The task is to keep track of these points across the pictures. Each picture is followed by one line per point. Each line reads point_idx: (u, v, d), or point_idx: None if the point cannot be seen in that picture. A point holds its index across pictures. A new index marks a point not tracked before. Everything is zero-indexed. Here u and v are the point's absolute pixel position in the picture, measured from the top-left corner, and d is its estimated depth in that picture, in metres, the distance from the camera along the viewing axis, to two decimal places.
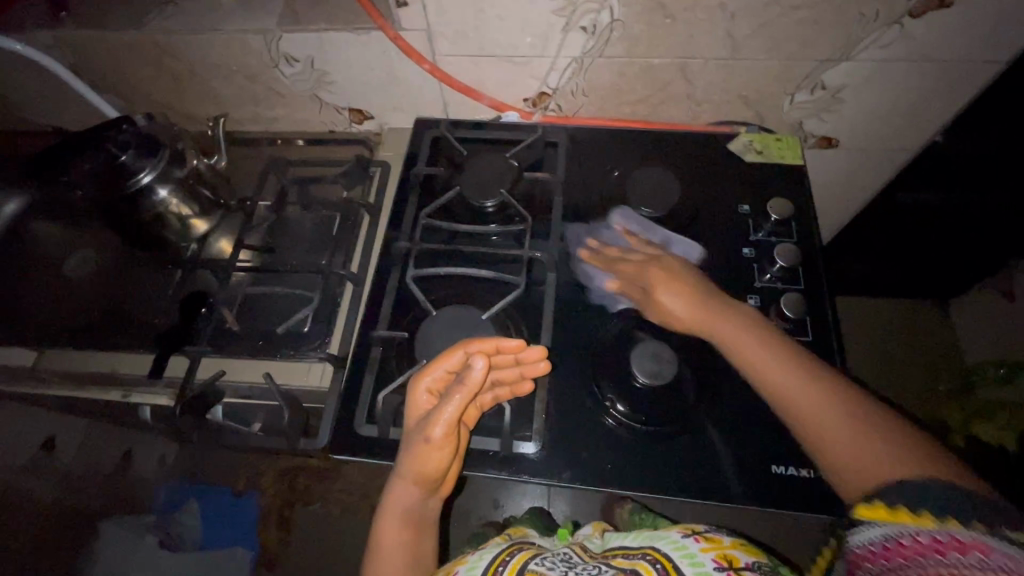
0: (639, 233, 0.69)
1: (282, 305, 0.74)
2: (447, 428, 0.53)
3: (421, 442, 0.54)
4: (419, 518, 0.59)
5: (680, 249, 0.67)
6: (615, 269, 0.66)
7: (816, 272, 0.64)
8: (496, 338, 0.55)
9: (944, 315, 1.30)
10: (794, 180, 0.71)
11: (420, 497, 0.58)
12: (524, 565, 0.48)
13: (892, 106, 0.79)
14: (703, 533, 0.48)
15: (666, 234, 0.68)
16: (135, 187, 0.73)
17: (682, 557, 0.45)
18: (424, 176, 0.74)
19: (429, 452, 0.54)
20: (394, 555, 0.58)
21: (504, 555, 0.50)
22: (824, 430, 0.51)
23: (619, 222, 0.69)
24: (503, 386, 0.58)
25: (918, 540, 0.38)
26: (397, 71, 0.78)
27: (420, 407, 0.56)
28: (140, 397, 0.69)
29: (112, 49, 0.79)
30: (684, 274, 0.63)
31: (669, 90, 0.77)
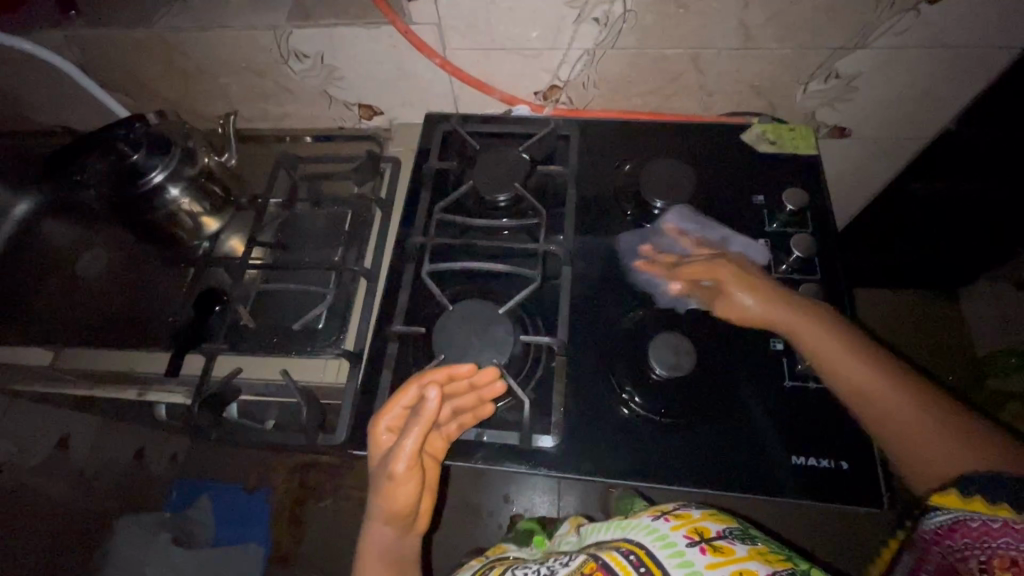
0: (696, 233, 0.67)
1: (296, 301, 0.74)
2: (411, 460, 0.53)
3: (386, 480, 0.54)
4: (399, 559, 0.58)
5: (739, 247, 0.66)
6: (681, 273, 0.64)
7: (833, 262, 0.64)
8: (447, 366, 0.55)
9: (955, 305, 1.29)
10: (809, 171, 0.71)
11: (397, 536, 0.58)
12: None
13: (907, 94, 0.78)
14: (673, 512, 0.48)
15: (724, 232, 0.66)
16: (147, 187, 0.73)
17: (653, 541, 0.43)
18: (437, 171, 0.74)
19: (398, 487, 0.54)
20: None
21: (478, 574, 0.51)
22: (908, 429, 0.54)
23: (673, 221, 0.67)
24: (465, 413, 0.58)
25: (985, 525, 0.44)
26: (406, 66, 0.78)
27: (383, 446, 0.56)
28: (156, 396, 0.70)
29: (122, 48, 0.79)
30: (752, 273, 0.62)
31: (682, 81, 0.76)
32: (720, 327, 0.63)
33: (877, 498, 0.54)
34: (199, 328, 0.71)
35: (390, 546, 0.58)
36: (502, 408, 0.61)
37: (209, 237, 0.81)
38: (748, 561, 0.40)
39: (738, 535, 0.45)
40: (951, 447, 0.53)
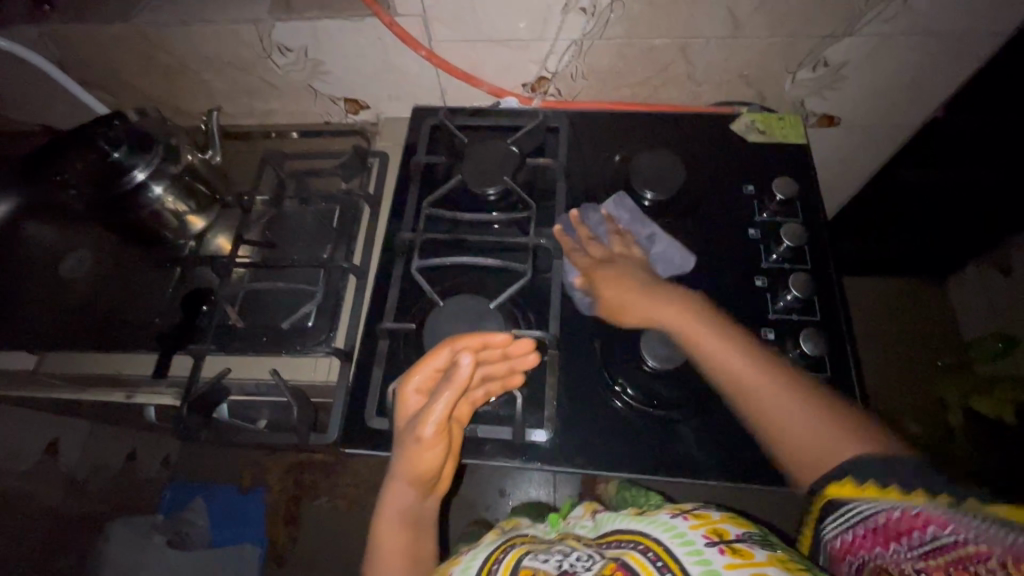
0: (628, 226, 0.67)
1: (284, 300, 0.73)
2: (439, 425, 0.53)
3: (413, 443, 0.54)
4: (416, 519, 0.59)
5: (666, 245, 0.66)
6: (579, 262, 0.64)
7: (823, 251, 0.64)
8: (482, 334, 0.54)
9: (942, 292, 1.31)
10: (798, 160, 0.70)
11: (416, 498, 0.59)
12: (519, 562, 0.45)
13: (895, 81, 0.78)
14: (692, 511, 0.46)
15: (654, 229, 0.67)
16: (128, 186, 0.72)
17: (672, 538, 0.42)
18: (425, 166, 0.73)
19: (424, 451, 0.54)
20: (393, 555, 0.58)
21: (498, 554, 0.48)
22: (773, 420, 0.53)
23: (610, 207, 0.68)
24: (494, 381, 0.57)
25: (892, 520, 0.43)
26: (392, 59, 0.76)
27: (410, 408, 0.56)
28: (142, 397, 0.69)
29: (99, 44, 0.77)
30: (631, 267, 0.64)
31: (671, 71, 0.76)
32: None
33: None
34: (187, 329, 0.71)
35: (408, 507, 0.59)
36: (495, 403, 0.61)
37: (195, 236, 0.81)
38: (766, 565, 0.38)
39: (757, 538, 0.42)
40: (819, 432, 0.51)
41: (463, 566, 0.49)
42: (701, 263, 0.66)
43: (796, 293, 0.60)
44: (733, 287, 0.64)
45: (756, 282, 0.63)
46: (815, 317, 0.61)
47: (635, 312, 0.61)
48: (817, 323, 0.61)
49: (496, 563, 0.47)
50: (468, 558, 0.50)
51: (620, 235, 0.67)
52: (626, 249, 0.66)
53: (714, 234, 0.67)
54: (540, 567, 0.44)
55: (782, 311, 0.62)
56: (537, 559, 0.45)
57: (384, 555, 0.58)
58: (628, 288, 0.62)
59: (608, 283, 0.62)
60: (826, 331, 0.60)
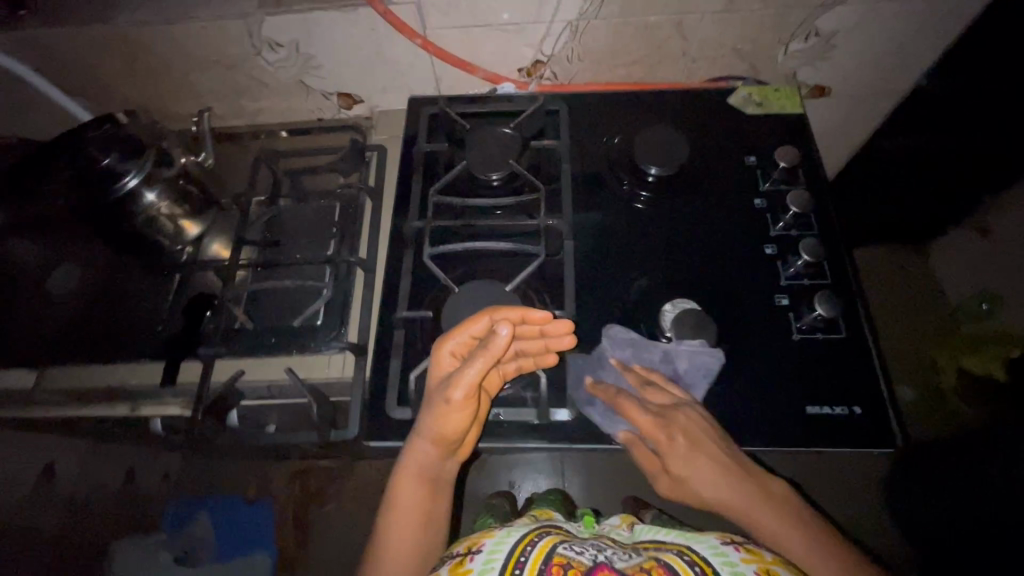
0: (634, 357, 0.60)
1: (292, 299, 0.72)
2: (470, 393, 0.52)
3: (440, 404, 0.53)
4: (433, 484, 0.58)
5: (689, 360, 0.58)
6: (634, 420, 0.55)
7: (828, 216, 0.65)
8: (524, 308, 0.53)
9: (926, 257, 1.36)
10: (797, 128, 0.71)
11: (436, 462, 0.57)
12: (552, 548, 0.49)
13: (880, 50, 0.80)
14: (744, 543, 0.49)
15: (664, 349, 0.59)
16: (121, 192, 0.69)
17: (717, 559, 0.47)
18: (427, 154, 0.72)
19: (452, 413, 0.53)
20: (408, 514, 0.57)
21: (530, 537, 0.51)
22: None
23: (612, 352, 0.61)
24: (526, 357, 0.58)
25: None
26: (386, 50, 0.75)
27: (442, 369, 0.55)
28: (149, 408, 0.68)
29: (81, 48, 0.75)
30: (698, 428, 0.53)
31: (665, 48, 0.76)
32: (725, 288, 0.63)
33: (892, 439, 0.55)
34: (190, 336, 0.69)
35: (425, 469, 0.57)
36: (518, 386, 0.61)
37: (192, 240, 0.79)
38: None
39: None
40: None
41: (496, 542, 0.51)
42: (710, 235, 0.67)
43: (806, 257, 0.61)
44: (743, 257, 0.65)
45: (765, 250, 0.64)
46: (826, 281, 0.62)
47: (695, 492, 0.53)
48: (829, 287, 0.61)
49: (529, 547, 0.50)
50: (503, 533, 0.53)
51: (655, 384, 0.58)
52: (671, 399, 0.57)
53: (720, 206, 0.68)
54: (574, 557, 0.48)
55: (793, 277, 0.62)
56: (571, 549, 0.49)
57: (400, 512, 0.57)
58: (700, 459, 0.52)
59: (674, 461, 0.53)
60: (839, 294, 0.61)
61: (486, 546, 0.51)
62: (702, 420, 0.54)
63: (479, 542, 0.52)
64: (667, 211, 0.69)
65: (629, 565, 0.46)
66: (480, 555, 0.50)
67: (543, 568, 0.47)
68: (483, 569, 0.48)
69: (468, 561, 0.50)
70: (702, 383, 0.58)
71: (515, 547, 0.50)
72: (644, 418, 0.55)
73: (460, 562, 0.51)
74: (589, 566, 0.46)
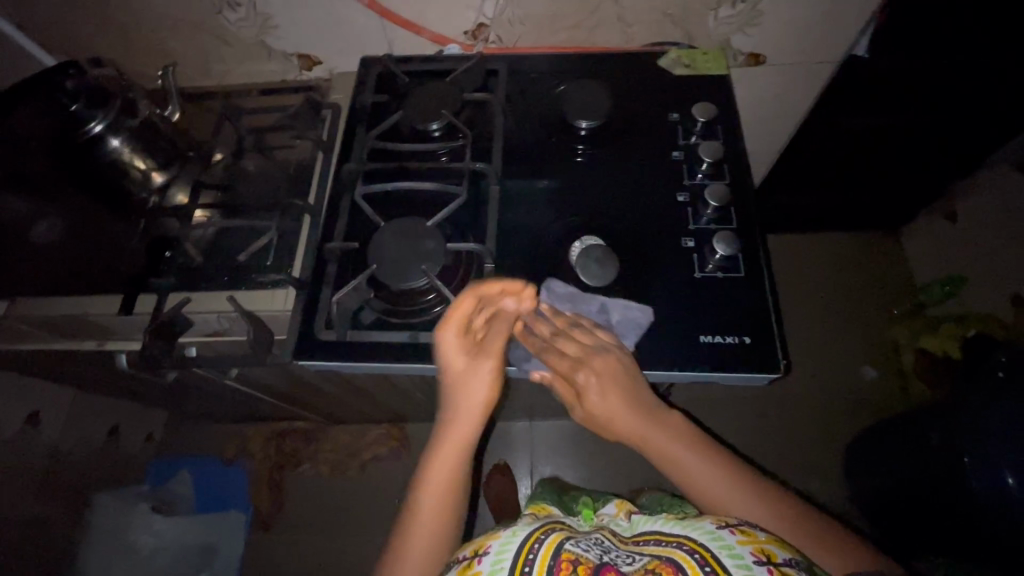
0: (571, 310, 0.64)
1: (244, 239, 0.77)
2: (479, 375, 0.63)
3: (463, 379, 0.63)
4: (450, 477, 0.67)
5: (621, 317, 0.62)
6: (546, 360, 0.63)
7: (740, 167, 0.69)
8: (505, 283, 0.60)
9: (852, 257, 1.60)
10: (719, 87, 0.76)
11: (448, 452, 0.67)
12: (560, 544, 0.50)
13: (807, 16, 0.84)
14: (738, 525, 0.51)
15: (601, 301, 0.63)
16: (87, 137, 0.74)
17: (720, 548, 0.48)
18: (372, 106, 0.78)
19: (479, 384, 0.64)
20: (430, 507, 0.66)
21: (538, 534, 0.52)
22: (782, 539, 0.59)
23: (546, 299, 0.64)
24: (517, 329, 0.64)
25: None
26: (337, 10, 0.81)
27: (451, 356, 0.61)
28: (116, 344, 0.76)
29: (56, 4, 0.81)
30: (614, 368, 0.60)
31: (600, 13, 0.81)
32: (638, 230, 0.68)
33: (776, 364, 0.60)
34: (151, 271, 0.74)
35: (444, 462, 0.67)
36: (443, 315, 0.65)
37: (158, 189, 0.82)
38: None
39: (800, 563, 0.49)
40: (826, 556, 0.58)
41: (502, 542, 0.53)
42: (630, 185, 0.71)
43: (713, 202, 0.65)
44: (658, 203, 0.69)
45: (678, 197, 0.69)
46: (732, 225, 0.66)
47: (594, 417, 0.63)
48: (733, 230, 0.66)
49: (537, 544, 0.51)
50: (508, 534, 0.54)
51: (581, 327, 0.63)
52: (592, 343, 0.62)
53: (642, 158, 0.72)
54: (582, 553, 0.49)
55: (703, 223, 0.67)
56: (578, 545, 0.51)
57: (423, 506, 0.67)
58: (609, 403, 0.61)
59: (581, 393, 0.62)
60: (739, 234, 0.66)
61: (492, 548, 0.52)
62: (620, 364, 0.60)
63: (486, 545, 0.53)
64: (597, 163, 0.73)
65: (637, 569, 0.48)
66: (489, 557, 0.52)
67: (551, 567, 0.48)
68: (492, 570, 0.50)
69: (478, 563, 0.52)
70: (632, 335, 0.62)
71: (520, 548, 0.51)
72: (563, 359, 0.62)
73: (468, 566, 0.53)
74: (596, 563, 0.48)
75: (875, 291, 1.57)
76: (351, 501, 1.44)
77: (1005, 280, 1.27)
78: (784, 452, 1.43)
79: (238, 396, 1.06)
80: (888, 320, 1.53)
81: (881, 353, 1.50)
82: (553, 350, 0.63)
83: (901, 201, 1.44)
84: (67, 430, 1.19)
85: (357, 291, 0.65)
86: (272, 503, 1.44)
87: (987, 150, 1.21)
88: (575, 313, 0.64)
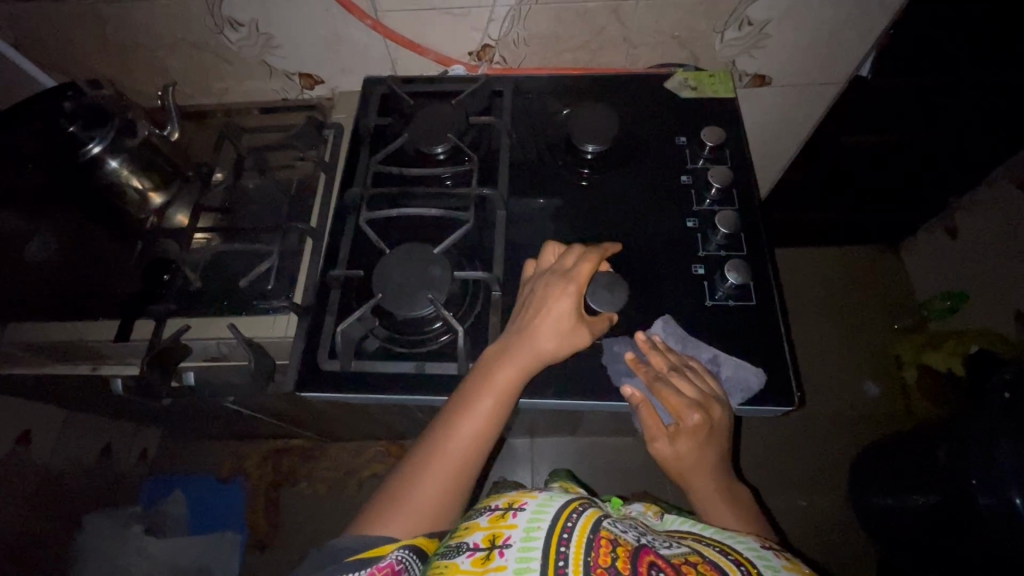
0: (681, 351, 0.61)
1: (243, 262, 0.75)
2: (571, 342, 0.58)
3: (550, 331, 0.57)
4: (481, 442, 0.56)
5: (728, 370, 0.60)
6: (653, 389, 0.57)
7: (749, 192, 0.69)
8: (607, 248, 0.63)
9: (849, 272, 1.62)
10: (726, 110, 0.75)
11: (495, 418, 0.56)
12: (599, 520, 0.46)
13: (812, 37, 0.85)
14: (783, 551, 0.50)
15: (714, 353, 0.61)
16: (84, 158, 0.71)
17: (766, 567, 0.46)
18: (376, 128, 0.78)
19: (559, 343, 0.57)
20: (448, 468, 0.55)
21: (576, 504, 0.48)
22: None
23: (659, 333, 0.62)
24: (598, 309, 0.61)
25: None
26: (341, 30, 0.80)
27: (551, 301, 0.58)
28: (111, 369, 0.72)
29: (53, 22, 0.80)
30: (722, 421, 0.57)
31: (606, 34, 0.80)
32: (646, 257, 0.67)
33: (790, 396, 0.59)
34: (148, 295, 0.72)
35: (481, 422, 0.55)
36: (451, 344, 0.64)
37: (155, 211, 0.81)
38: None
39: None
40: None
41: (540, 501, 0.48)
42: (638, 210, 0.70)
43: (722, 229, 0.64)
44: (665, 228, 0.68)
45: (687, 223, 0.68)
46: (742, 252, 0.66)
47: (685, 455, 0.57)
48: (743, 257, 0.65)
49: (576, 513, 0.47)
50: (546, 495, 0.49)
51: (694, 370, 0.59)
52: (705, 388, 0.58)
53: (649, 182, 0.72)
54: (620, 534, 0.45)
55: (712, 249, 0.66)
56: (616, 525, 0.47)
57: (435, 465, 0.55)
58: (701, 444, 0.57)
59: (683, 432, 0.56)
60: (750, 262, 0.65)
61: (529, 505, 0.48)
62: (724, 417, 0.57)
63: (520, 501, 0.49)
64: (605, 186, 0.73)
65: (675, 556, 0.45)
66: (524, 511, 0.48)
67: (590, 538, 0.44)
68: (524, 531, 0.45)
69: (511, 516, 0.47)
70: (737, 396, 0.59)
71: (560, 512, 0.46)
72: (677, 399, 0.56)
73: (500, 516, 0.48)
74: (635, 546, 0.44)
75: (877, 307, 1.57)
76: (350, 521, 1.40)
77: (1007, 297, 1.27)
78: (787, 469, 1.42)
79: (236, 415, 1.04)
80: (890, 335, 1.53)
81: (882, 368, 1.50)
82: (664, 383, 0.57)
83: (902, 217, 1.44)
84: (57, 452, 1.16)
85: (362, 320, 0.63)
86: (268, 523, 1.41)
87: (987, 168, 1.22)
88: (686, 355, 0.61)
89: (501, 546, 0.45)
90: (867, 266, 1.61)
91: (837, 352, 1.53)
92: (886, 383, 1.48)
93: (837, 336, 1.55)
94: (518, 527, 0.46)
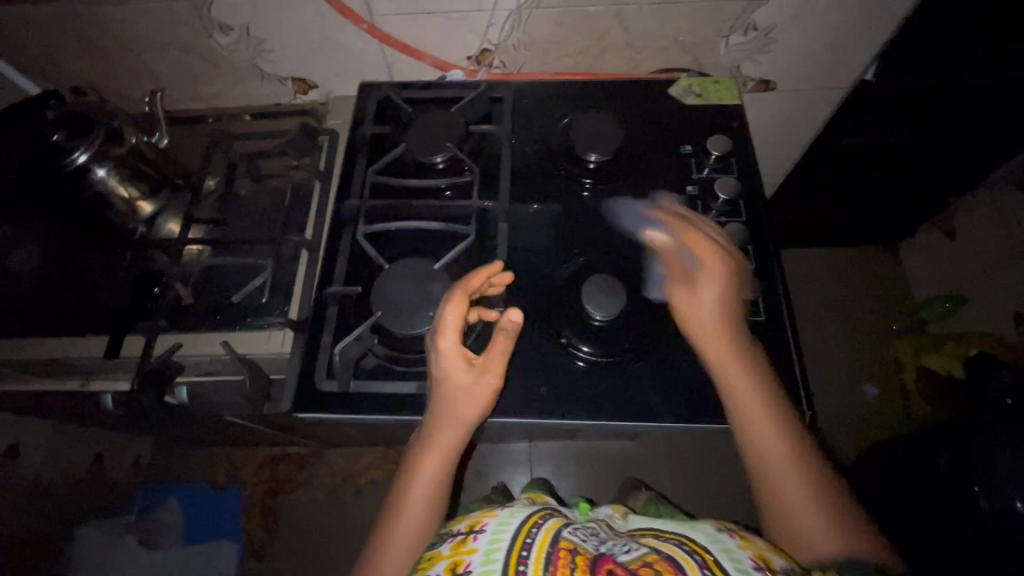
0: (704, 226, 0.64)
1: (236, 276, 0.73)
2: (487, 390, 0.56)
3: (457, 384, 0.55)
4: (441, 488, 0.58)
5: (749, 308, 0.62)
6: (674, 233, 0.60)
7: (755, 203, 0.67)
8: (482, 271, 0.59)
9: (848, 273, 1.61)
10: (731, 117, 0.74)
11: (446, 471, 0.57)
12: (559, 530, 0.44)
13: (818, 41, 0.83)
14: (736, 530, 0.47)
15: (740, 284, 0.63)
16: (69, 168, 0.69)
17: (722, 553, 0.42)
18: (373, 136, 0.76)
19: (477, 396, 0.56)
20: (417, 514, 0.57)
21: (535, 518, 0.45)
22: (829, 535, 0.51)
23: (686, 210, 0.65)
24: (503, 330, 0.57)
25: None
26: (335, 34, 0.77)
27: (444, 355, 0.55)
28: (98, 383, 0.68)
29: (33, 27, 0.77)
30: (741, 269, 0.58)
31: (608, 39, 0.78)
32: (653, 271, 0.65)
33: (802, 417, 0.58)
34: (135, 308, 0.69)
35: (435, 478, 0.57)
36: None
37: (144, 220, 0.78)
38: None
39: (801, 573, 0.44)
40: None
41: (499, 520, 0.46)
42: None
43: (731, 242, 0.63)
44: None
45: None
46: (750, 266, 0.64)
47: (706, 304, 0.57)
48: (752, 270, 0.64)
49: (535, 528, 0.44)
50: (506, 512, 0.47)
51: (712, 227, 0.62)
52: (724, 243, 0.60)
53: (653, 193, 0.70)
54: (580, 542, 0.43)
55: None
56: (576, 533, 0.44)
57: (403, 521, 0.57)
58: (722, 292, 0.57)
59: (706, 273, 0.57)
60: (759, 274, 0.64)
61: (489, 526, 0.45)
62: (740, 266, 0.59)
63: (481, 522, 0.46)
64: (609, 197, 0.71)
65: (634, 559, 0.41)
66: (484, 535, 0.45)
67: (549, 552, 0.41)
68: (485, 554, 0.42)
69: (472, 540, 0.45)
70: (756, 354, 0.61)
71: (520, 528, 0.44)
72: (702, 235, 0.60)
73: (461, 541, 0.45)
74: (595, 555, 0.41)
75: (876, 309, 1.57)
76: (348, 527, 1.39)
77: (1007, 299, 1.27)
78: None
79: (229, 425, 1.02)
80: (890, 337, 1.53)
81: (881, 370, 1.50)
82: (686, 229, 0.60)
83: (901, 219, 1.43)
84: (46, 463, 1.12)
85: (360, 339, 0.61)
86: (264, 531, 1.40)
87: (988, 169, 1.21)
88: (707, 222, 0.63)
89: (462, 574, 0.41)
90: (866, 266, 1.61)
91: (836, 354, 1.53)
92: (885, 385, 1.48)
93: (837, 338, 1.55)
94: (478, 551, 0.43)
